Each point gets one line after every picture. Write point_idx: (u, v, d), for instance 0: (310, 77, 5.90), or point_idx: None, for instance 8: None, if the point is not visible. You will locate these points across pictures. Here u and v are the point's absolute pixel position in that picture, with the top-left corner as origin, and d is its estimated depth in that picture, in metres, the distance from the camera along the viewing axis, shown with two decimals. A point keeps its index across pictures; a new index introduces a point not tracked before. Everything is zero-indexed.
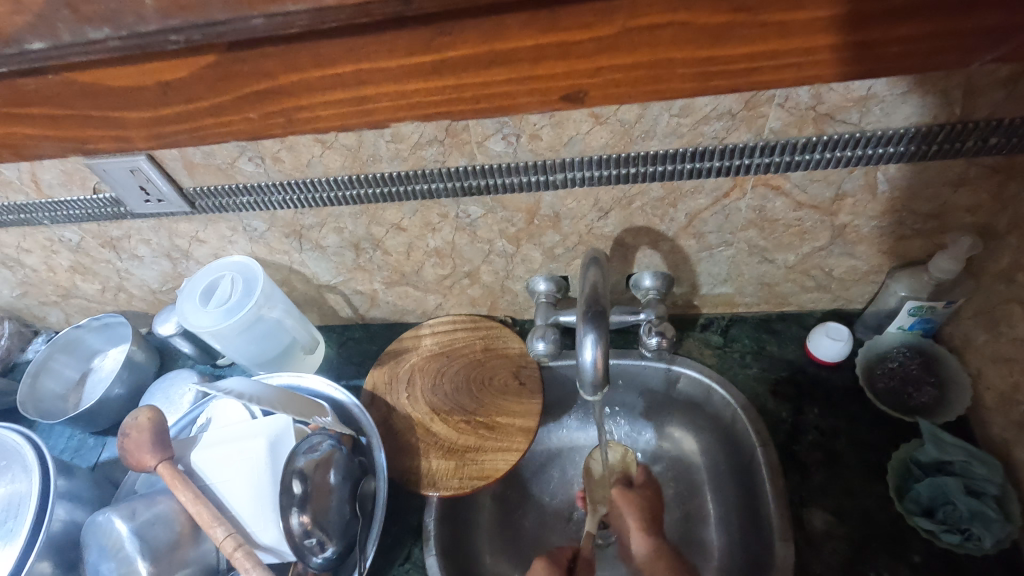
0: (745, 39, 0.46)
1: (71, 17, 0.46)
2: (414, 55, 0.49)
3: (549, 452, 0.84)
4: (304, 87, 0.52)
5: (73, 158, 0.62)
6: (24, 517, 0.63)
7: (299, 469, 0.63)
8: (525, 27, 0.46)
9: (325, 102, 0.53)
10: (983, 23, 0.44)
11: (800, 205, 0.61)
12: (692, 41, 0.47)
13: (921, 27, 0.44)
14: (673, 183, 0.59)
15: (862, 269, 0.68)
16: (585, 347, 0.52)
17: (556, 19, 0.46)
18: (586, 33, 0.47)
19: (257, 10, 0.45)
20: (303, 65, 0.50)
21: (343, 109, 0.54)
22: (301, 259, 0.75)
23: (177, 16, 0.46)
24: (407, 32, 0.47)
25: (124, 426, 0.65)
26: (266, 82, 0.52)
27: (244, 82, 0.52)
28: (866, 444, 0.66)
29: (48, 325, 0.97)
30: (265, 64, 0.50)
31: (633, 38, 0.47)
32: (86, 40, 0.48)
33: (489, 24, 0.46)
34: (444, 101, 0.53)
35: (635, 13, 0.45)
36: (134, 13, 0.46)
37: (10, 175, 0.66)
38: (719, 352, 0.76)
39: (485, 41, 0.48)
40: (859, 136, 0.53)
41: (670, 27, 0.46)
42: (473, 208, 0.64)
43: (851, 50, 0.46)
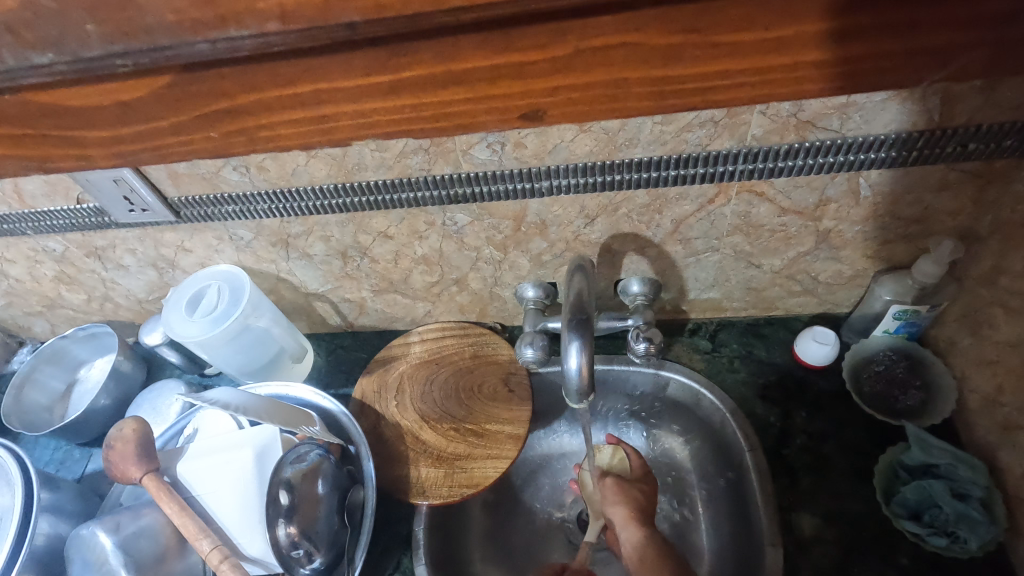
0: (697, 59, 0.47)
1: (14, 42, 0.45)
2: (373, 75, 0.49)
3: (540, 459, 0.84)
4: (265, 105, 0.51)
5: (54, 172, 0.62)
6: (6, 531, 0.63)
7: (286, 480, 0.63)
8: (480, 49, 0.47)
9: (286, 121, 0.53)
10: (944, 41, 0.44)
11: (784, 211, 0.61)
12: (646, 62, 0.47)
13: (896, 44, 0.45)
14: (657, 190, 0.59)
15: (848, 273, 0.69)
16: (570, 355, 0.52)
17: (513, 38, 0.46)
18: (539, 54, 0.47)
19: (200, 35, 0.45)
20: (261, 84, 0.49)
21: (296, 129, 0.54)
22: (288, 267, 0.75)
23: (120, 41, 0.45)
24: (378, 49, 0.47)
25: (108, 438, 0.64)
26: (228, 100, 0.51)
27: (205, 102, 0.51)
28: (853, 447, 0.67)
29: (34, 335, 0.96)
30: (223, 83, 0.50)
31: (587, 58, 0.47)
32: (30, 62, 0.47)
33: (445, 46, 0.47)
34: (405, 120, 0.53)
35: (587, 34, 0.45)
36: (77, 40, 0.45)
37: None
38: (708, 357, 0.77)
39: (440, 62, 0.48)
40: (841, 142, 0.53)
41: (625, 47, 0.46)
42: (460, 215, 0.64)
43: (840, 66, 0.46)
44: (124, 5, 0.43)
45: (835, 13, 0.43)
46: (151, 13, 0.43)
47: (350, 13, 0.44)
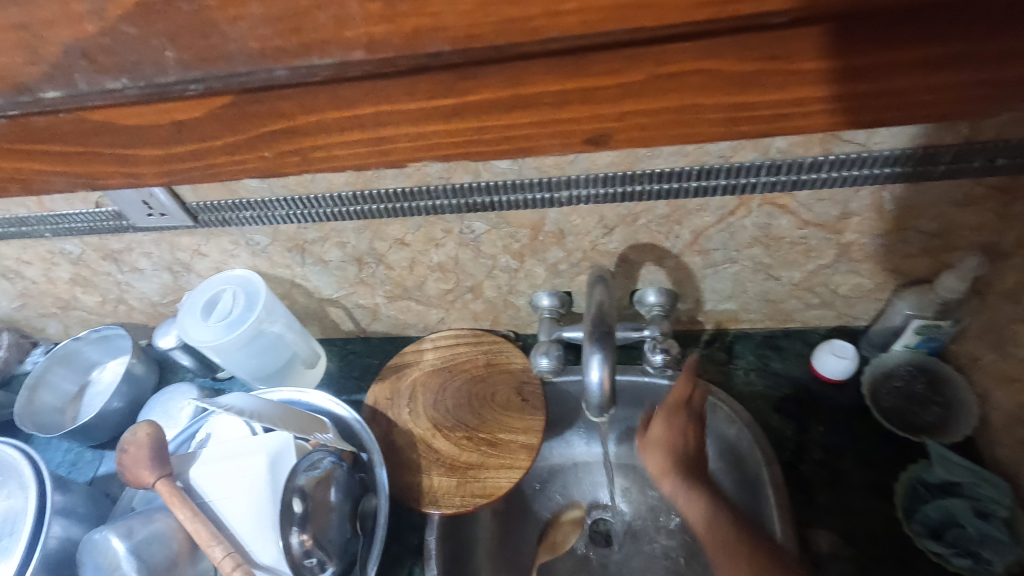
0: (774, 87, 0.42)
1: (89, 67, 0.44)
2: (438, 99, 0.45)
3: (552, 468, 0.84)
4: (327, 124, 0.47)
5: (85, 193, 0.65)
6: (20, 535, 0.63)
7: (299, 487, 0.63)
8: (552, 71, 0.42)
9: (339, 140, 0.48)
10: (969, 78, 0.40)
11: (805, 223, 0.60)
12: (719, 88, 0.43)
13: (912, 82, 0.41)
14: (678, 201, 0.59)
15: (867, 286, 0.68)
16: (592, 368, 0.51)
17: (587, 63, 0.42)
18: (612, 78, 0.43)
19: (281, 62, 0.43)
20: (326, 105, 0.46)
21: (363, 147, 0.49)
22: (303, 273, 0.75)
23: (199, 68, 0.43)
24: (434, 74, 0.43)
25: (123, 442, 0.65)
26: (284, 121, 0.47)
27: (261, 122, 0.47)
28: (872, 463, 0.66)
29: (47, 336, 0.96)
30: (280, 105, 0.46)
31: (661, 85, 0.43)
32: (104, 89, 0.45)
33: (512, 71, 0.42)
34: (464, 143, 0.48)
35: (665, 59, 0.41)
36: (153, 65, 0.43)
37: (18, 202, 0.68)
38: (723, 368, 0.76)
39: (509, 86, 0.44)
40: (865, 156, 0.52)
41: (698, 74, 0.42)
42: (477, 223, 0.64)
43: (850, 103, 0.42)
44: (207, 31, 0.41)
45: (834, 47, 0.39)
46: (234, 41, 0.42)
47: (439, 43, 0.41)
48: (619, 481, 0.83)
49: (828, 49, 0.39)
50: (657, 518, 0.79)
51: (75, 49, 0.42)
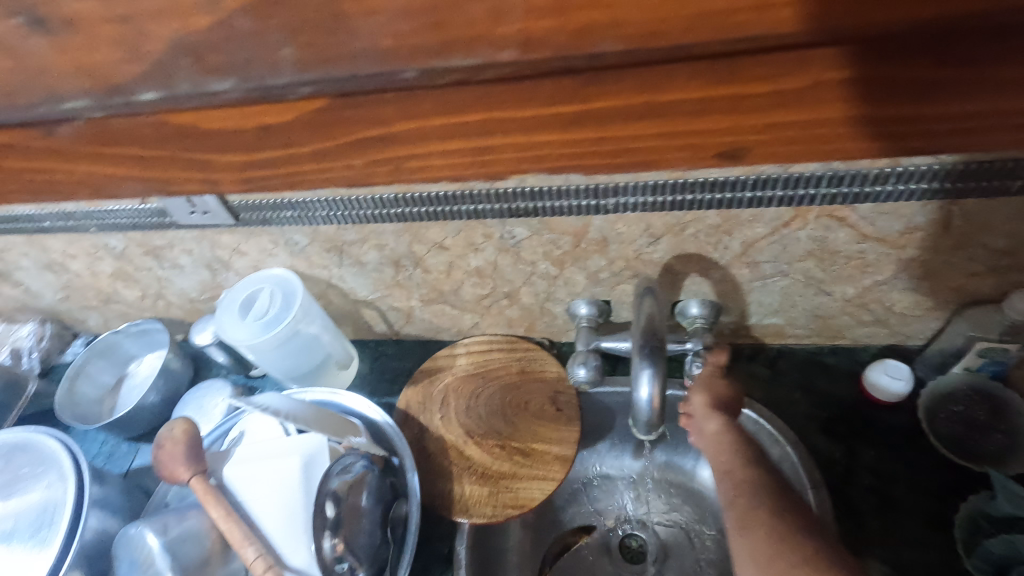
0: (930, 100, 0.43)
1: (196, 67, 0.47)
2: (559, 105, 0.48)
3: (583, 480, 0.82)
4: (407, 138, 0.52)
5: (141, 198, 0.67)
6: (58, 525, 0.64)
7: (333, 491, 0.62)
8: (691, 83, 0.45)
9: (446, 149, 0.53)
10: (961, 109, 0.44)
11: (864, 237, 0.57)
12: (866, 103, 0.44)
13: (919, 107, 0.44)
14: (730, 211, 0.56)
15: (927, 305, 0.64)
16: (642, 383, 0.50)
17: (737, 70, 0.44)
18: (759, 88, 0.45)
19: (413, 63, 0.45)
20: (388, 116, 0.50)
21: (466, 157, 0.54)
22: (340, 274, 0.75)
23: (315, 69, 0.46)
24: (569, 80, 0.46)
25: (158, 438, 0.66)
26: (380, 127, 0.51)
27: (360, 130, 0.52)
28: (928, 493, 0.62)
29: (87, 328, 0.98)
30: (381, 109, 0.50)
31: (807, 95, 0.44)
32: (211, 88, 0.49)
33: (655, 74, 0.45)
34: (586, 152, 0.52)
35: (826, 69, 0.42)
36: (263, 63, 0.46)
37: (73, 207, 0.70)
38: (767, 385, 0.73)
39: (646, 93, 0.46)
40: (938, 168, 0.49)
41: (847, 85, 0.43)
42: (518, 229, 0.63)
43: (867, 122, 0.46)
44: (337, 26, 0.44)
45: (858, 63, 0.42)
46: (363, 36, 0.44)
47: (608, 41, 0.42)
48: (651, 496, 0.80)
49: (874, 69, 0.42)
50: (692, 538, 0.77)
51: (186, 47, 0.46)
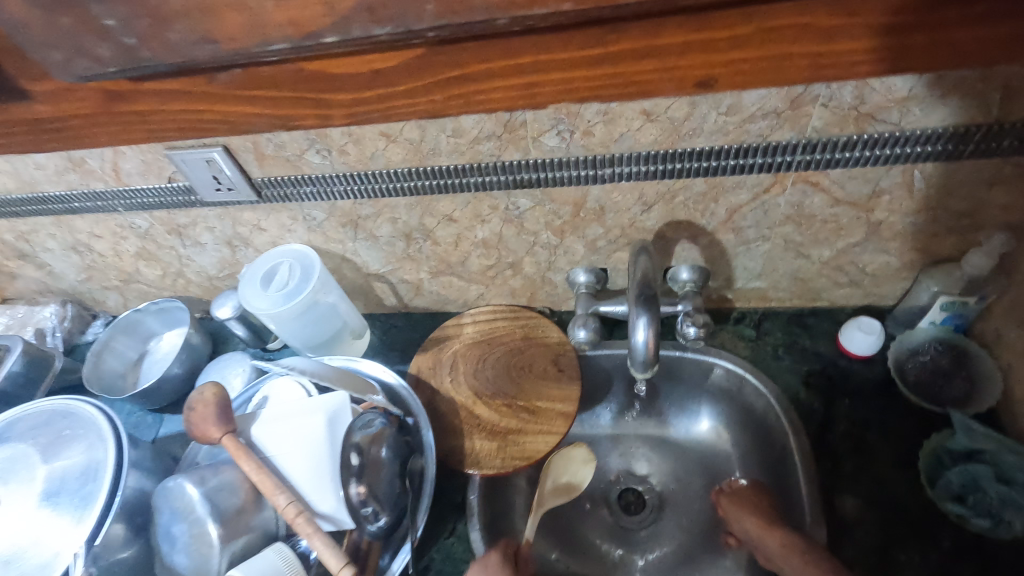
0: (868, 34, 0.48)
1: (367, 19, 0.49)
2: (583, 49, 0.52)
3: (584, 440, 0.88)
4: (471, 77, 0.55)
5: (154, 148, 0.67)
6: (102, 481, 0.69)
7: (356, 444, 0.69)
8: (682, 26, 0.50)
9: (501, 87, 0.56)
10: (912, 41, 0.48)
11: (837, 201, 0.63)
12: (809, 39, 0.49)
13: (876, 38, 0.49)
14: (715, 179, 0.62)
15: (895, 266, 0.70)
16: (636, 329, 0.55)
17: (709, 19, 0.49)
18: (726, 31, 0.50)
19: (507, 13, 0.48)
20: (465, 60, 0.54)
21: (516, 90, 0.56)
22: (354, 248, 0.80)
23: (446, 19, 0.49)
24: (587, 30, 0.51)
25: (190, 401, 0.71)
26: (458, 71, 0.55)
27: (441, 71, 0.55)
28: (896, 434, 0.69)
29: (107, 309, 1.03)
30: (461, 56, 0.54)
31: (766, 36, 0.49)
32: (369, 35, 0.50)
33: (649, 25, 0.50)
34: (595, 87, 0.55)
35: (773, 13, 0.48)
36: (415, 15, 0.48)
37: (93, 164, 0.71)
38: (752, 344, 0.79)
39: (644, 37, 0.51)
40: (898, 135, 0.55)
41: (789, 28, 0.49)
42: (522, 200, 0.68)
43: (855, 51, 0.49)
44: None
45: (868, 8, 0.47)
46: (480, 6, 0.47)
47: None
48: (646, 452, 0.87)
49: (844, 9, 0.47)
50: (686, 490, 0.83)
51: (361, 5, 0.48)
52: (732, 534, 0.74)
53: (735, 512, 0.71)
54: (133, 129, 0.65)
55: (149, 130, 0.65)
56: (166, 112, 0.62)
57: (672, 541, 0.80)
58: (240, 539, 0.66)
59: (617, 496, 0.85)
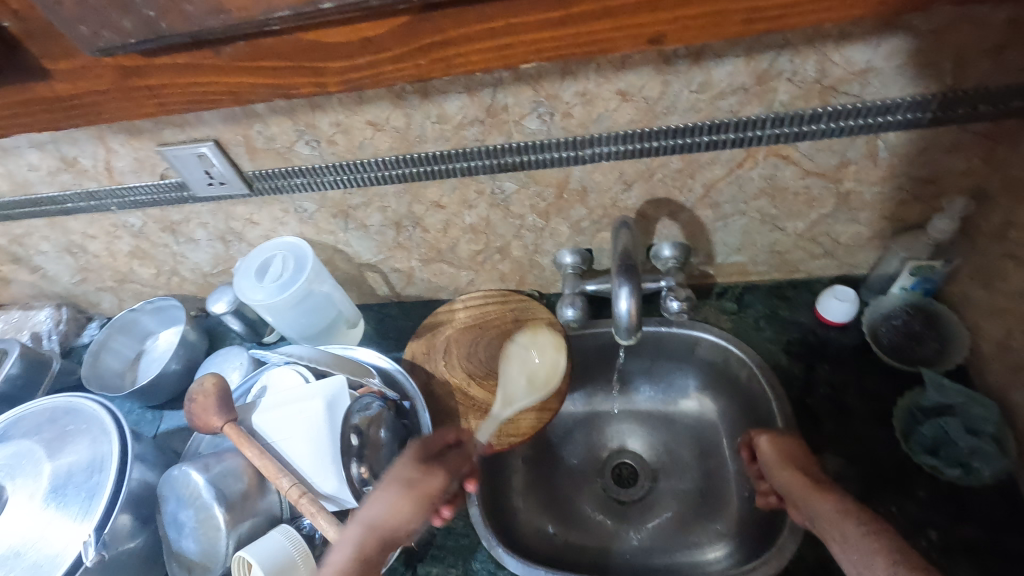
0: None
1: None
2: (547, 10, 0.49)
3: (576, 418, 0.91)
4: (448, 41, 0.52)
5: (145, 144, 0.69)
6: (108, 473, 0.70)
7: (355, 426, 0.71)
8: None
9: (477, 48, 0.53)
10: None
11: (808, 173, 0.66)
12: None
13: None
14: (691, 155, 0.65)
15: (866, 235, 0.74)
16: (620, 298, 0.58)
17: None
18: None
19: None
20: (446, 27, 0.51)
21: (488, 52, 0.53)
22: (346, 238, 0.82)
23: None
24: None
25: (192, 392, 0.73)
26: (436, 35, 0.52)
27: (422, 37, 0.52)
28: (872, 395, 0.73)
29: (102, 311, 1.04)
30: (442, 23, 0.51)
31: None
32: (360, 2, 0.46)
33: None
34: (554, 47, 0.52)
35: None
36: None
37: (86, 163, 0.73)
38: (734, 317, 0.82)
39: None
40: (860, 106, 0.59)
41: None
42: (508, 183, 0.70)
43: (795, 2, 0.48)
44: None
45: None
46: None
47: None
48: (637, 427, 0.90)
49: None
50: (677, 461, 0.86)
51: None
52: (770, 491, 0.67)
53: (779, 473, 0.63)
54: (143, 99, 0.59)
55: (162, 102, 0.59)
56: (176, 82, 0.57)
57: (667, 510, 0.82)
58: (246, 523, 0.67)
59: (611, 470, 0.88)
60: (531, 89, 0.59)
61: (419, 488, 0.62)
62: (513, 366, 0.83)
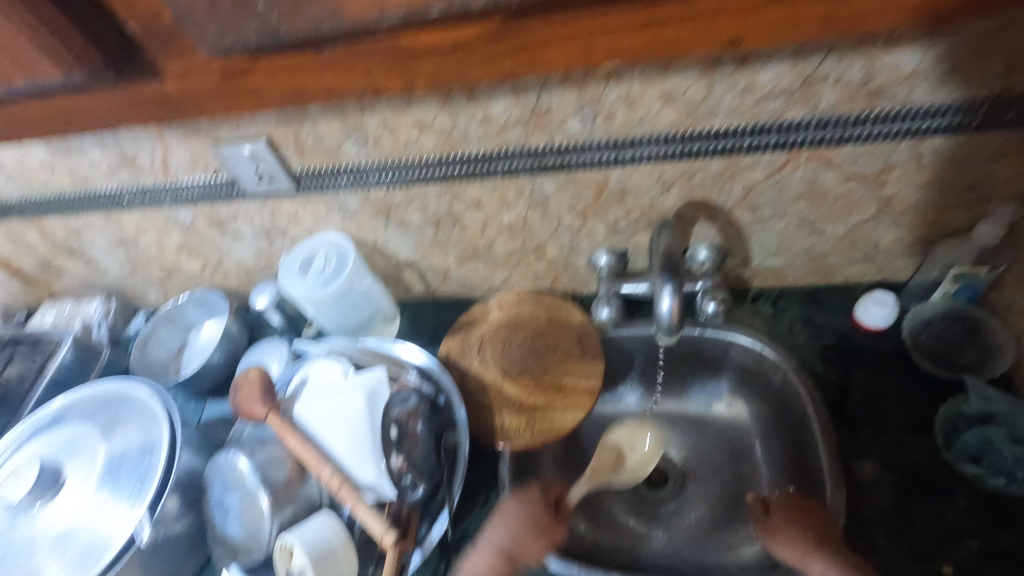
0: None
1: None
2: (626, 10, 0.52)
3: (605, 419, 0.91)
4: (536, 47, 0.56)
5: (201, 142, 0.72)
6: (158, 457, 0.73)
7: (395, 419, 0.73)
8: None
9: (559, 49, 0.56)
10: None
11: (849, 177, 0.66)
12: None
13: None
14: (731, 158, 0.65)
15: (907, 240, 0.73)
16: (663, 297, 0.60)
17: None
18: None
19: None
20: (534, 30, 0.54)
21: (572, 51, 0.56)
22: (386, 236, 0.84)
23: None
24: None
25: (237, 382, 0.76)
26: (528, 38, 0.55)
27: (511, 41, 0.55)
28: (913, 402, 0.72)
29: (148, 303, 1.08)
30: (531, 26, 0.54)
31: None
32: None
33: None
34: (637, 46, 0.55)
35: None
36: None
37: (144, 160, 0.76)
38: (770, 321, 0.82)
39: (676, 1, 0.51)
40: (906, 110, 0.59)
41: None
42: (547, 184, 0.72)
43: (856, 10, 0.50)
44: None
45: None
46: None
47: None
48: (669, 432, 0.89)
49: None
50: (708, 464, 0.86)
51: None
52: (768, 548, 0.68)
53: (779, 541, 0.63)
54: (249, 93, 0.63)
55: (272, 98, 0.63)
56: (290, 76, 0.61)
57: (696, 511, 0.83)
58: (287, 509, 0.70)
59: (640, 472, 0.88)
60: (577, 92, 0.61)
61: (546, 530, 0.69)
62: (612, 447, 0.85)
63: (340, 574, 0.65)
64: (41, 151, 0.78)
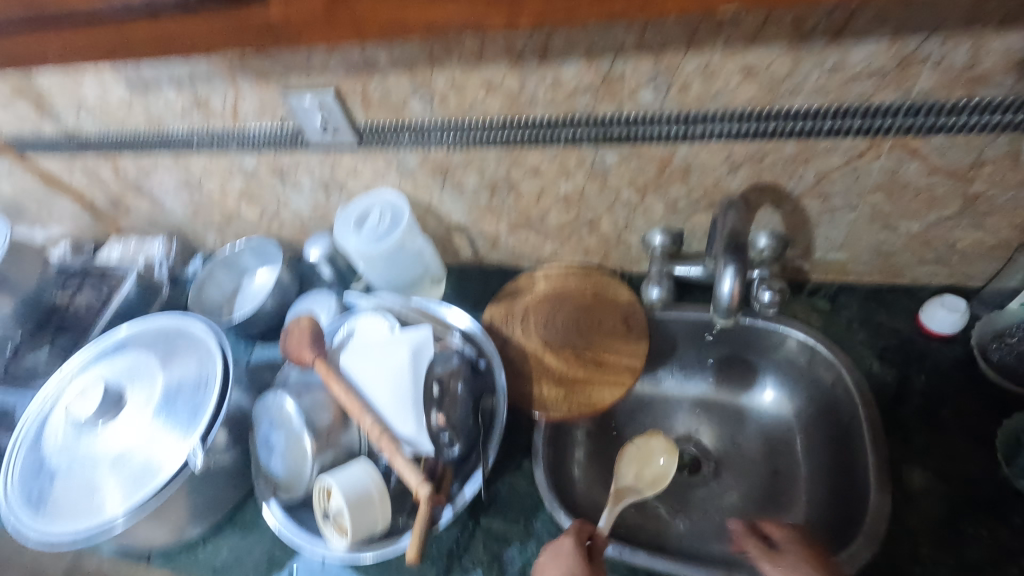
0: None
1: None
2: None
3: (642, 401, 0.91)
4: None
5: (272, 89, 0.73)
6: (211, 390, 0.76)
7: (437, 376, 0.75)
8: None
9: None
10: None
11: (934, 170, 0.62)
12: None
13: None
14: (808, 141, 0.62)
15: (988, 243, 0.69)
16: (724, 279, 0.60)
17: None
18: None
19: None
20: None
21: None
22: (440, 197, 0.84)
23: None
24: None
25: (288, 327, 0.79)
26: None
27: None
28: (975, 414, 0.69)
29: (206, 247, 1.12)
30: None
31: None
32: None
33: None
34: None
35: None
36: None
37: (216, 104, 0.78)
38: (825, 316, 0.79)
39: None
40: (1010, 100, 0.54)
41: None
42: (609, 155, 0.70)
43: None
44: None
45: None
46: None
47: None
48: (707, 421, 0.88)
49: None
50: (744, 457, 0.84)
51: None
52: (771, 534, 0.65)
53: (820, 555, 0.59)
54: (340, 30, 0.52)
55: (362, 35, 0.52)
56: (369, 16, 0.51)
57: (728, 500, 0.81)
58: (328, 453, 0.72)
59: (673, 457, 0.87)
60: (656, 58, 0.59)
61: None
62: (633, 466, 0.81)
63: (373, 521, 0.67)
64: (120, 87, 0.81)
